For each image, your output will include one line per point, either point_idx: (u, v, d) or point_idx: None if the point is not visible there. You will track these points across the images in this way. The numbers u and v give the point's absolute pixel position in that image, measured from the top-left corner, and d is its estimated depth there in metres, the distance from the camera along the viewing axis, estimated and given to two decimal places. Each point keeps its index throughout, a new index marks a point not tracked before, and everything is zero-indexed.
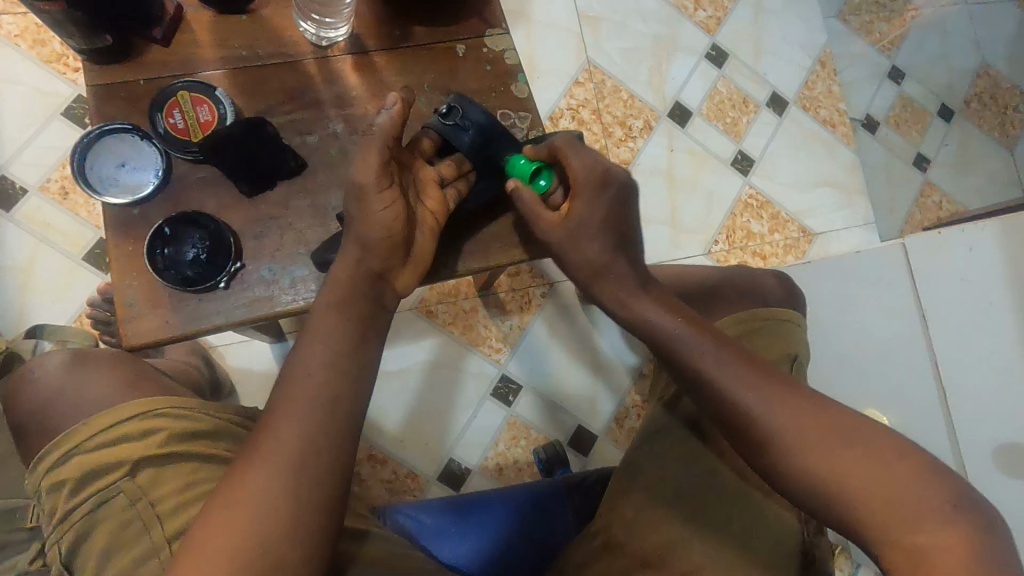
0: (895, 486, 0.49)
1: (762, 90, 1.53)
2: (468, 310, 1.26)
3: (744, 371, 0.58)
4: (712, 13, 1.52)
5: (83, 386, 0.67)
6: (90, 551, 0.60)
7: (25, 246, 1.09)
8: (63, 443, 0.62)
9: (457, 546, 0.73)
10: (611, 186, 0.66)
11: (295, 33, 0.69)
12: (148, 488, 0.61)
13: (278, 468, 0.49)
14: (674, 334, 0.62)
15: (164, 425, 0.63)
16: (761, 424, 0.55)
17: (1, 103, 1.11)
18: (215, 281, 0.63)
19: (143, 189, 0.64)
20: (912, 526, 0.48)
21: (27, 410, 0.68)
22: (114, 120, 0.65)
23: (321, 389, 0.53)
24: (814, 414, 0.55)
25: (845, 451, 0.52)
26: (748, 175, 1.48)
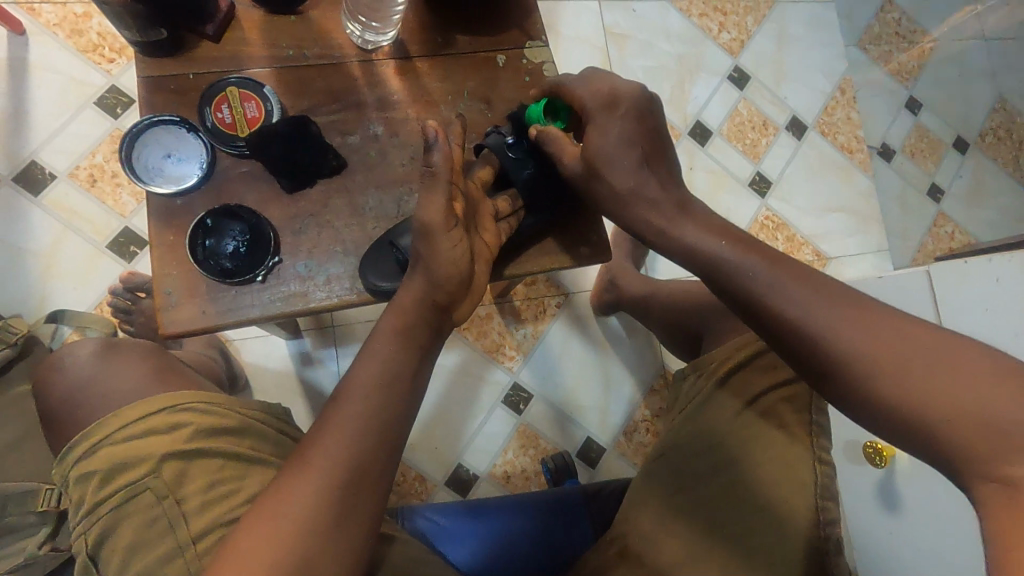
0: (989, 406, 0.44)
1: (782, 113, 1.55)
2: (484, 316, 1.27)
3: (820, 298, 0.52)
4: (736, 36, 1.54)
5: (114, 374, 0.68)
6: (116, 545, 0.59)
7: (51, 231, 1.10)
8: (93, 435, 0.62)
9: (472, 551, 0.73)
10: (621, 104, 0.65)
11: (342, 35, 0.70)
12: (173, 487, 0.60)
13: (328, 484, 0.50)
14: (737, 261, 0.56)
15: (191, 419, 0.62)
16: (832, 350, 0.50)
17: (36, 89, 1.13)
18: (252, 275, 0.64)
19: (187, 181, 0.65)
20: (1011, 454, 0.43)
21: (55, 396, 0.68)
22: (162, 113, 0.66)
23: (366, 404, 0.53)
24: (892, 335, 0.49)
25: (930, 376, 0.46)
26: (765, 197, 1.50)
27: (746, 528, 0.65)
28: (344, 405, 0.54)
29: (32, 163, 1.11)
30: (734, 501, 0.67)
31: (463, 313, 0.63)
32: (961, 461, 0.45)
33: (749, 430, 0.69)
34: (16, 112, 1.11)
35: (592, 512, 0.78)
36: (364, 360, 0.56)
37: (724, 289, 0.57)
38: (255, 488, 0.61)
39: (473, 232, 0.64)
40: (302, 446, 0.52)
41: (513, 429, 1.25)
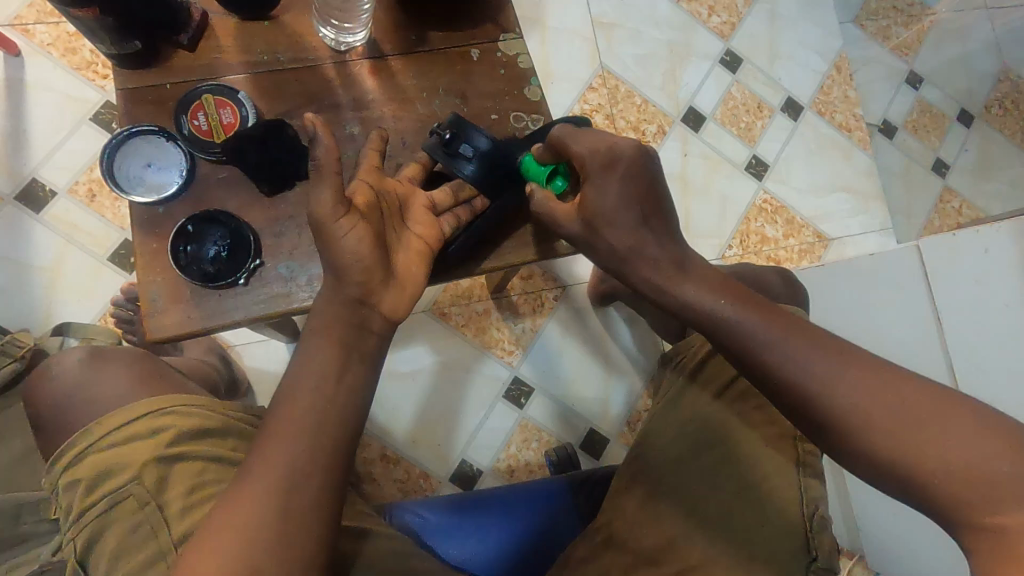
0: (978, 465, 0.48)
1: (777, 95, 1.53)
2: (481, 312, 1.28)
3: (809, 353, 0.56)
4: (726, 19, 1.53)
5: (104, 381, 0.69)
6: (103, 550, 0.60)
7: (52, 246, 1.13)
8: (79, 442, 0.63)
9: (462, 544, 0.73)
10: (619, 164, 0.63)
11: (316, 38, 0.71)
12: (157, 491, 0.61)
13: (268, 490, 0.51)
14: (722, 313, 0.60)
15: (173, 423, 0.63)
16: (832, 403, 0.54)
17: (34, 108, 1.15)
18: (234, 278, 0.65)
19: (167, 189, 0.66)
20: (1001, 504, 0.47)
21: (46, 405, 0.70)
22: (140, 124, 0.67)
23: (297, 427, 0.54)
24: (883, 388, 0.53)
25: (926, 431, 0.50)
26: (763, 180, 1.48)
27: (721, 530, 0.66)
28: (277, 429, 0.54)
29: (33, 181, 1.14)
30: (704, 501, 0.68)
31: (393, 304, 0.61)
32: (959, 509, 0.49)
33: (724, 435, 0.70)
34: (15, 132, 1.14)
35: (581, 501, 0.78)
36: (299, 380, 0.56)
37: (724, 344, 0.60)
38: None
39: (398, 226, 0.65)
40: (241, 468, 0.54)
41: (515, 423, 1.26)
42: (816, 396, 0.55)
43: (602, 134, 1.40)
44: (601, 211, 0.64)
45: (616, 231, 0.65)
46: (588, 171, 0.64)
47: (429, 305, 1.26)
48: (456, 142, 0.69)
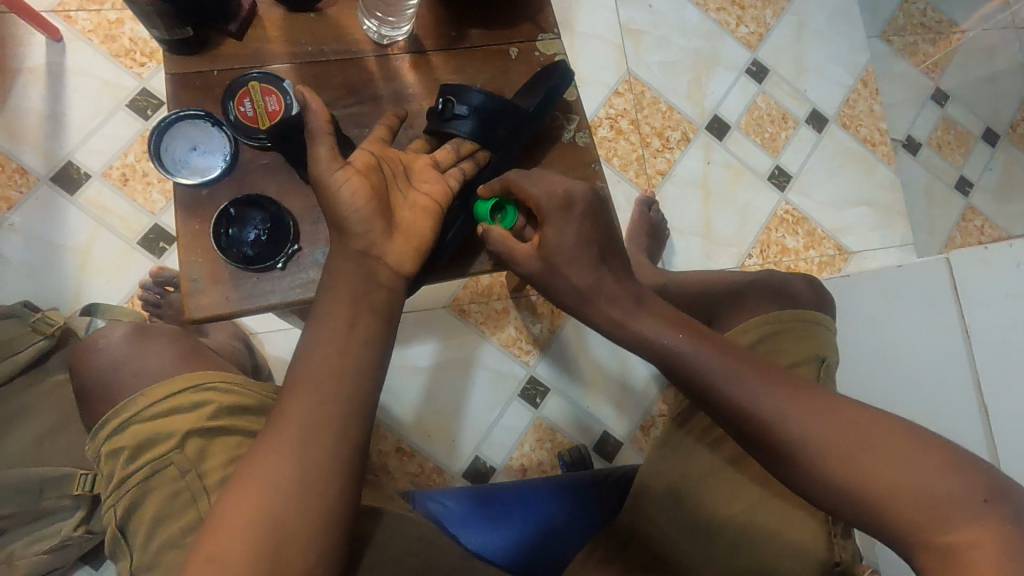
0: (927, 488, 0.49)
1: (802, 107, 1.53)
2: (500, 311, 1.28)
3: (767, 384, 0.55)
4: (754, 30, 1.53)
5: (144, 356, 0.71)
6: (144, 515, 0.63)
7: (84, 228, 1.15)
8: (122, 412, 0.65)
9: (483, 533, 0.74)
10: (576, 204, 0.63)
11: (360, 31, 0.72)
12: (196, 462, 0.64)
13: (286, 447, 0.52)
14: (677, 345, 0.58)
15: (213, 399, 0.66)
16: (788, 439, 0.53)
17: (72, 92, 1.18)
18: (273, 262, 0.66)
19: (211, 172, 0.67)
20: (948, 523, 0.49)
21: (89, 377, 0.72)
22: (187, 108, 0.68)
23: (294, 440, 0.53)
24: (838, 417, 0.53)
25: (881, 458, 0.51)
26: (785, 191, 1.48)
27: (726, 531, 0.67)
28: (273, 445, 0.53)
29: (69, 163, 1.16)
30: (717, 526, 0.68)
31: (399, 256, 0.61)
32: (906, 533, 0.50)
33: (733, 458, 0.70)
34: (53, 115, 1.17)
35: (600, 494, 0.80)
36: (289, 393, 0.55)
37: (681, 381, 0.58)
38: None
39: (404, 187, 0.65)
40: (235, 481, 0.52)
41: (530, 422, 1.26)
42: (773, 432, 0.54)
43: (626, 140, 1.41)
44: (562, 248, 0.62)
45: (575, 270, 0.62)
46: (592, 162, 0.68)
47: (449, 300, 1.27)
48: (449, 107, 0.69)
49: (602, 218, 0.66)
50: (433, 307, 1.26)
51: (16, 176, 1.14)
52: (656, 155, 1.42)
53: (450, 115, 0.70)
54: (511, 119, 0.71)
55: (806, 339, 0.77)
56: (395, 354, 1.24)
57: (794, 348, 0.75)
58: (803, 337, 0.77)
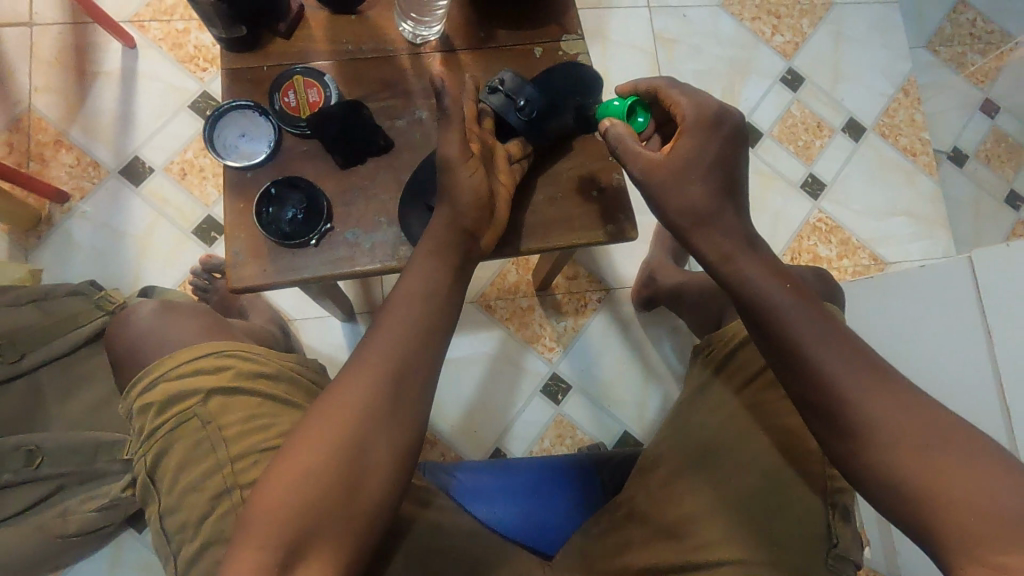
0: (997, 505, 0.48)
1: (839, 115, 1.52)
2: (526, 308, 1.32)
3: (859, 368, 0.56)
4: (790, 39, 1.54)
5: (176, 327, 0.78)
6: (168, 464, 0.69)
7: (145, 217, 1.26)
8: (152, 370, 0.72)
9: (490, 507, 0.79)
10: (717, 128, 0.67)
11: (395, 31, 0.77)
12: (217, 415, 0.70)
13: (369, 384, 0.56)
14: (773, 296, 0.61)
15: (233, 363, 0.72)
16: (859, 413, 0.54)
17: (142, 94, 1.29)
18: (307, 238, 0.70)
19: (256, 156, 0.73)
20: (1009, 544, 0.47)
21: (126, 343, 0.79)
22: (238, 98, 0.74)
23: (373, 396, 0.56)
24: (924, 418, 0.53)
25: (959, 466, 0.50)
26: (819, 199, 1.46)
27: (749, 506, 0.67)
28: (335, 403, 0.56)
29: (135, 158, 1.27)
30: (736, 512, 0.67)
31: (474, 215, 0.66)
32: (952, 538, 0.49)
33: (738, 443, 0.71)
34: (125, 115, 1.28)
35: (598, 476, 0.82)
36: (364, 349, 0.58)
37: (761, 327, 0.61)
38: (284, 424, 0.70)
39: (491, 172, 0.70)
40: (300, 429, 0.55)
41: (550, 418, 1.28)
42: (847, 403, 0.55)
43: None
44: (687, 162, 0.67)
45: (695, 188, 0.66)
46: (688, 125, 0.67)
47: (476, 295, 1.31)
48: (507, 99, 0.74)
49: (708, 174, 0.66)
50: None
51: (89, 169, 1.26)
52: None
53: (507, 105, 0.74)
54: (559, 115, 0.76)
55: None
56: None
57: None
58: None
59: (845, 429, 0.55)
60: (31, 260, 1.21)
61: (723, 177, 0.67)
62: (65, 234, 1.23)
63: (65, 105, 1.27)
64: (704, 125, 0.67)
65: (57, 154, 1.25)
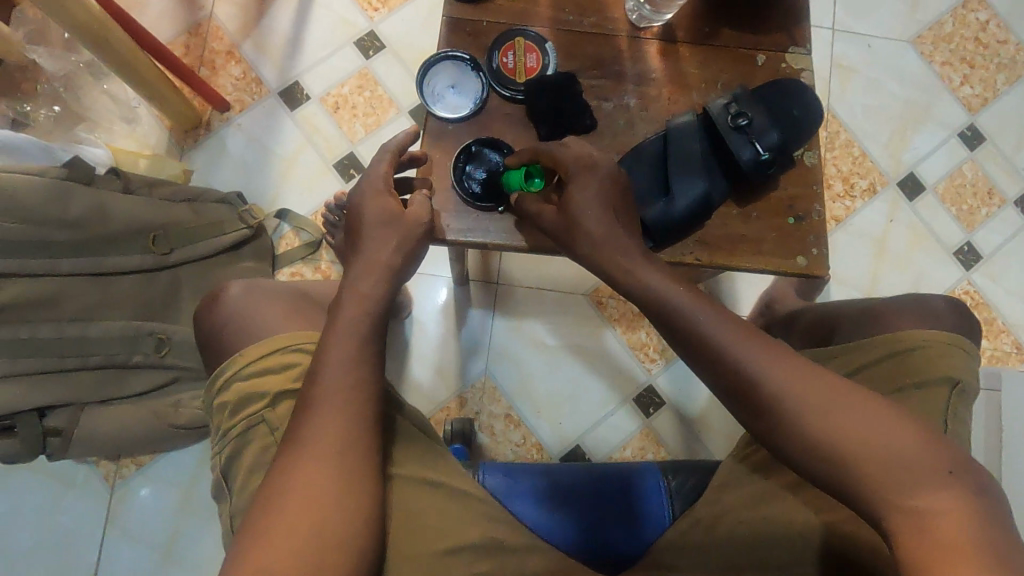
0: (900, 454, 0.52)
1: (1015, 185, 1.39)
2: (637, 313, 1.29)
3: (764, 353, 0.58)
4: (979, 92, 1.41)
5: (263, 316, 0.78)
6: (240, 465, 0.70)
7: (294, 142, 1.29)
8: (230, 368, 0.74)
9: (535, 511, 0.80)
10: (600, 168, 0.65)
11: (620, 11, 0.74)
12: (284, 421, 0.70)
13: (335, 340, 0.63)
14: (686, 299, 0.61)
15: (300, 362, 0.73)
16: (772, 397, 0.56)
17: (314, 22, 1.32)
18: (494, 205, 0.71)
19: (462, 110, 0.72)
20: (917, 487, 0.50)
21: (218, 331, 0.80)
22: (455, 50, 0.73)
23: (347, 355, 0.62)
24: (824, 386, 0.56)
25: (861, 427, 0.53)
26: (970, 271, 1.35)
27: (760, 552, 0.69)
28: (326, 377, 0.61)
29: (296, 83, 1.30)
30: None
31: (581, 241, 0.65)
32: (873, 494, 0.52)
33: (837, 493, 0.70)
34: (295, 39, 1.31)
35: (654, 522, 0.80)
36: (337, 309, 0.65)
37: (672, 328, 0.62)
38: None
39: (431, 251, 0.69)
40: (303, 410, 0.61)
41: (637, 429, 1.25)
42: (760, 388, 0.57)
43: None
44: (584, 203, 0.64)
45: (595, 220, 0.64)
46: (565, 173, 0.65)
47: (590, 289, 1.29)
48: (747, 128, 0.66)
49: (598, 212, 0.64)
50: (574, 291, 1.29)
51: (252, 85, 1.30)
52: (835, 199, 1.35)
53: (743, 134, 0.66)
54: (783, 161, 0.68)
55: (944, 360, 0.74)
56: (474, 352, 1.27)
57: (925, 365, 0.74)
58: (936, 358, 0.74)
59: (762, 408, 0.57)
60: (185, 160, 1.27)
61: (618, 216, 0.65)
62: (219, 142, 1.28)
63: (243, 19, 1.31)
64: (581, 170, 0.65)
65: (227, 65, 1.30)
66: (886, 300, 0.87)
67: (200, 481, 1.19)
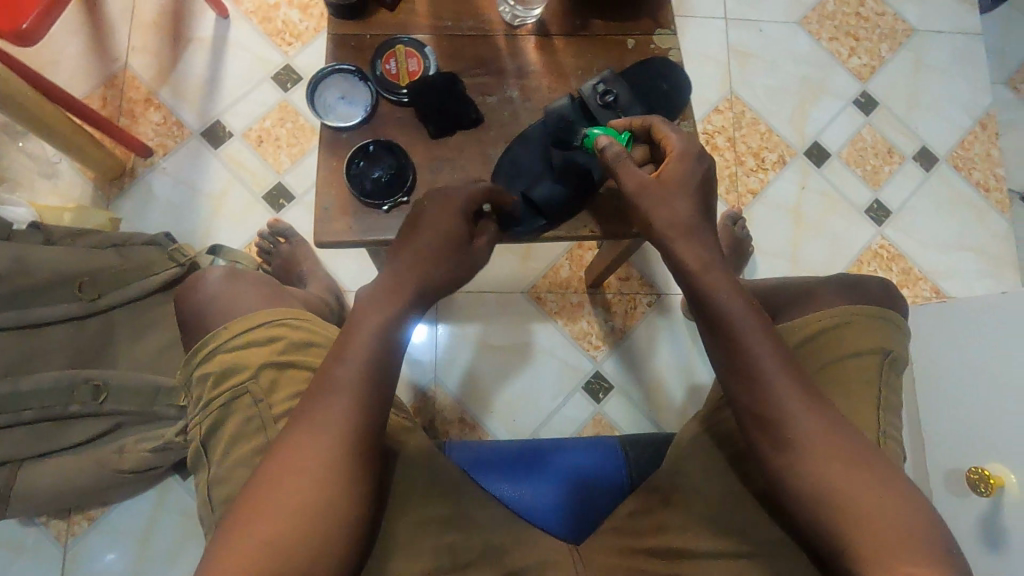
0: (896, 520, 0.56)
1: (911, 143, 1.48)
2: (575, 304, 1.33)
3: (803, 394, 0.60)
4: (867, 62, 1.52)
5: (238, 294, 0.75)
6: (221, 437, 0.66)
7: (220, 180, 1.31)
8: (211, 339, 0.70)
9: (495, 482, 0.81)
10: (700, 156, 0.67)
11: (494, 13, 0.79)
12: (268, 391, 0.67)
13: (345, 394, 0.58)
14: (738, 316, 0.61)
15: (288, 336, 0.70)
16: (795, 430, 0.60)
17: (229, 63, 1.35)
18: (379, 203, 0.72)
19: (353, 118, 0.75)
20: (902, 554, 0.54)
21: (191, 309, 0.75)
22: (342, 63, 0.76)
23: (349, 403, 0.58)
24: (843, 440, 0.60)
25: (867, 490, 0.57)
26: (882, 226, 1.43)
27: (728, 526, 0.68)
28: (326, 422, 0.58)
29: (217, 122, 1.33)
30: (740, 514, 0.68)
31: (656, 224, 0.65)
32: (858, 547, 0.56)
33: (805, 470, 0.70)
34: (212, 80, 1.34)
35: (607, 479, 0.82)
36: (354, 322, 0.61)
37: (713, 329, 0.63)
38: None
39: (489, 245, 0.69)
40: (301, 410, 0.59)
41: (589, 417, 1.28)
42: (789, 420, 0.60)
43: (721, 155, 1.43)
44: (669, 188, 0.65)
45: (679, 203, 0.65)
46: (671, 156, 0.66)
47: (528, 287, 1.33)
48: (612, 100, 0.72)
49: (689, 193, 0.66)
50: (512, 290, 1.32)
51: (174, 129, 1.32)
52: (749, 174, 1.43)
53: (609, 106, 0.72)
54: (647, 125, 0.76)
55: (873, 331, 0.75)
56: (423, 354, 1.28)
57: (862, 340, 0.74)
58: (864, 331, 0.75)
59: (784, 443, 0.60)
60: (113, 209, 1.27)
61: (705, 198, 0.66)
62: (146, 187, 1.29)
63: (158, 66, 1.34)
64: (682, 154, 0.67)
65: (146, 112, 1.32)
66: (817, 281, 0.86)
67: (157, 527, 1.17)
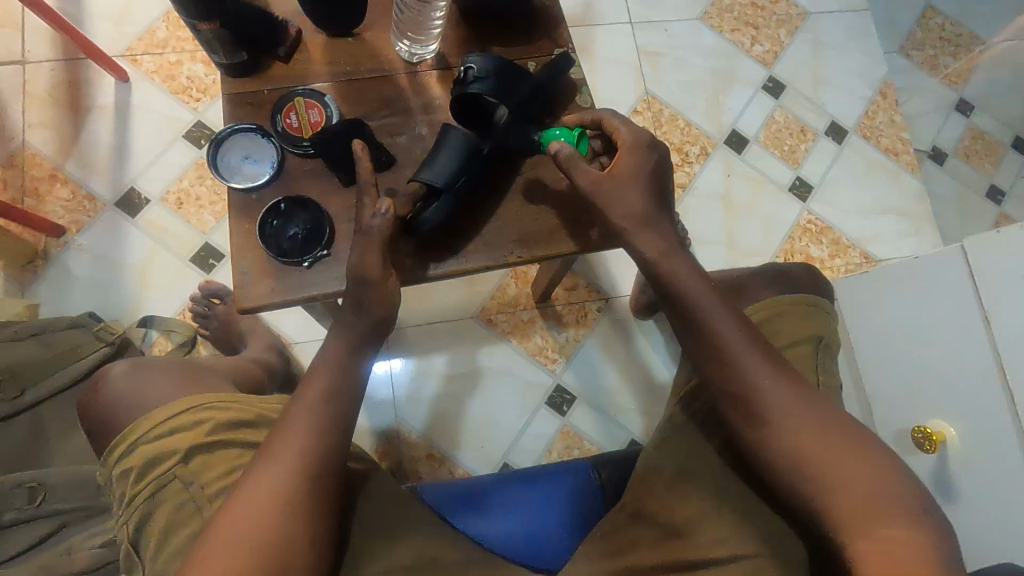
0: (872, 485, 0.56)
1: (821, 119, 1.56)
2: (527, 320, 1.33)
3: (771, 367, 0.63)
4: (769, 48, 1.58)
5: (149, 385, 0.71)
6: (151, 532, 0.63)
7: (144, 248, 1.25)
8: (130, 434, 0.67)
9: (479, 524, 0.72)
10: (651, 153, 0.73)
11: (392, 52, 0.79)
12: (197, 474, 0.64)
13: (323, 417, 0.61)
14: (701, 302, 0.66)
15: (211, 415, 0.67)
16: (765, 401, 0.62)
17: (137, 127, 1.30)
18: (300, 260, 0.71)
19: (260, 177, 0.74)
20: (880, 518, 0.54)
21: (98, 413, 0.72)
22: (241, 121, 0.76)
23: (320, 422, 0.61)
24: (817, 413, 0.61)
25: (841, 457, 0.58)
26: (807, 201, 1.49)
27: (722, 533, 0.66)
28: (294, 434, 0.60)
29: (131, 189, 1.28)
30: (713, 514, 0.67)
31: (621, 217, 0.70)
32: (837, 511, 0.56)
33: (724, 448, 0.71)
34: (120, 148, 1.29)
35: (591, 499, 0.75)
36: (321, 367, 0.65)
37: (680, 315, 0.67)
38: None
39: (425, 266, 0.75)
40: (270, 446, 0.60)
41: (558, 430, 1.28)
42: (759, 393, 0.62)
43: None
44: (621, 183, 0.70)
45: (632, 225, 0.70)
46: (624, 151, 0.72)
47: (477, 310, 1.32)
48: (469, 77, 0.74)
49: (642, 188, 0.70)
50: (461, 317, 1.31)
51: (85, 202, 1.26)
52: (676, 170, 1.46)
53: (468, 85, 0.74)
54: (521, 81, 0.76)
55: (810, 318, 0.76)
56: (387, 394, 1.26)
57: (799, 325, 0.75)
58: (800, 319, 0.75)
59: (759, 418, 0.62)
60: (29, 295, 1.20)
61: (656, 193, 0.71)
62: (62, 267, 1.23)
63: (59, 141, 1.28)
64: (633, 148, 0.72)
65: (53, 189, 1.26)
66: (748, 274, 0.89)
67: None
